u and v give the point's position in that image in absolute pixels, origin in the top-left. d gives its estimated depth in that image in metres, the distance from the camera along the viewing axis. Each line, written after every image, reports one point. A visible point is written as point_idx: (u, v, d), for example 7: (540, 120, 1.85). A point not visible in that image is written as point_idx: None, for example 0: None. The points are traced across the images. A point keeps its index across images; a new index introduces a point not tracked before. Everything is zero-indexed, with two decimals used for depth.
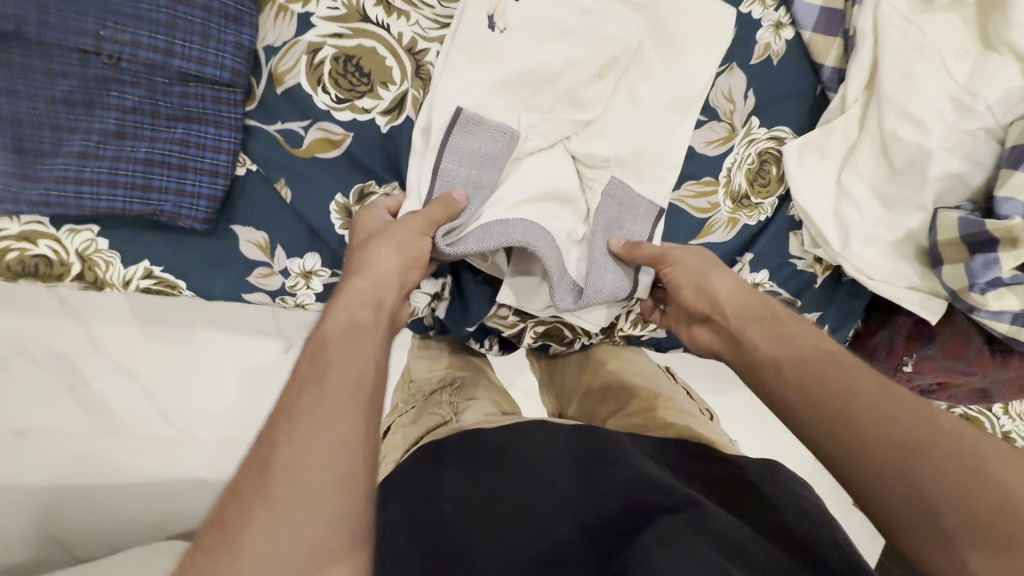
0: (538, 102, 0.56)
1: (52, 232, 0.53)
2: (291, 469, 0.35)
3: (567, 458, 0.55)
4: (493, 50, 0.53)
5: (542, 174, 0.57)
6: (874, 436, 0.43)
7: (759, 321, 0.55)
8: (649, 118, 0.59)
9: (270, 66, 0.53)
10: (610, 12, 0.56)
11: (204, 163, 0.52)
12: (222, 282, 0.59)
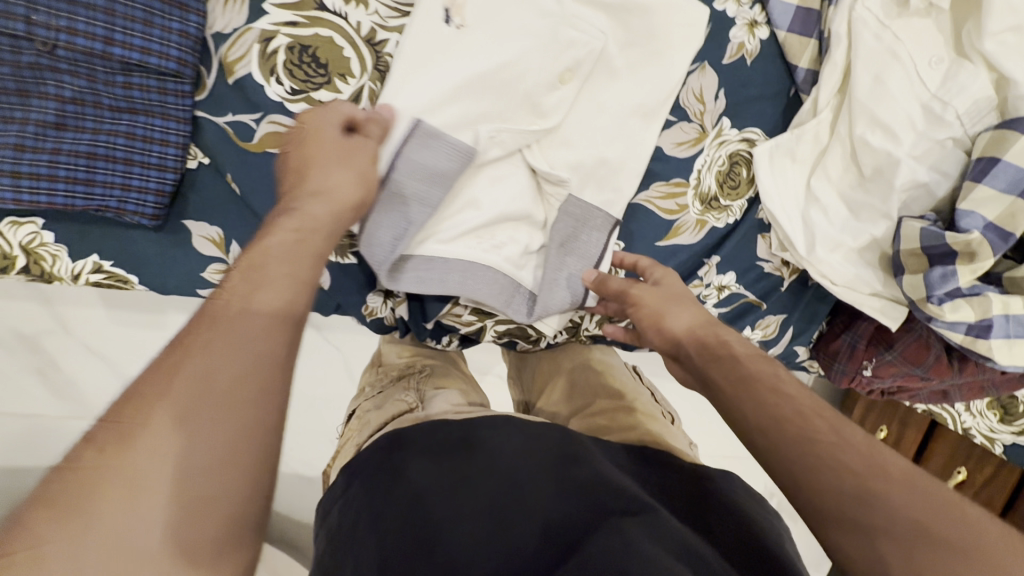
0: (499, 105, 0.54)
1: None
2: (152, 441, 0.31)
3: (539, 445, 0.48)
4: (452, 43, 0.52)
5: (496, 197, 0.57)
6: (822, 460, 0.40)
7: (710, 353, 0.52)
8: (614, 117, 0.58)
9: (218, 53, 0.50)
10: (575, 9, 0.54)
11: (151, 155, 0.50)
12: (175, 278, 0.58)
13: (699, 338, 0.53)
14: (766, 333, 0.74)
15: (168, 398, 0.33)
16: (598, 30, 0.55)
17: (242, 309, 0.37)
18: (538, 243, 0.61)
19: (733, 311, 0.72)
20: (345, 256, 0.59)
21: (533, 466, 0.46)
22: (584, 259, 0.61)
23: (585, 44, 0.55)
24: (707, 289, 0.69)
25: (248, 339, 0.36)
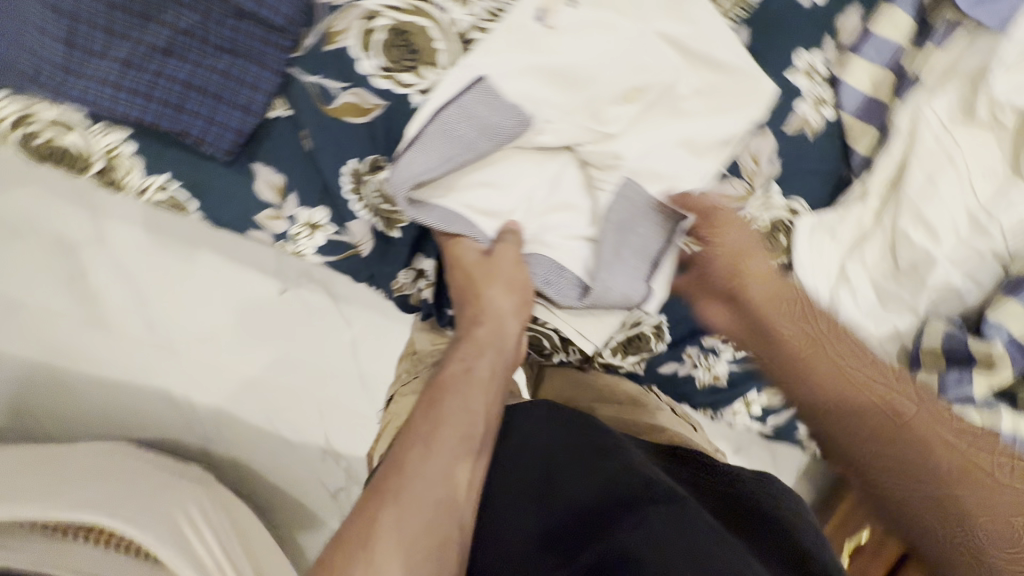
0: (566, 117, 0.57)
1: (82, 127, 0.56)
2: (427, 456, 0.47)
3: (554, 435, 0.54)
4: (538, 41, 0.55)
5: (534, 177, 0.60)
6: (915, 445, 0.55)
7: (778, 291, 0.62)
8: (669, 154, 0.60)
9: (327, 22, 0.55)
10: (657, 46, 0.57)
11: (239, 98, 0.54)
12: (230, 214, 0.61)
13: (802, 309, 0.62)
14: (771, 401, 0.75)
15: (431, 430, 0.49)
16: (672, 67, 0.57)
17: (467, 369, 0.54)
18: (589, 232, 0.61)
19: (743, 371, 0.73)
20: (392, 229, 0.61)
21: (555, 477, 0.50)
22: (643, 251, 0.60)
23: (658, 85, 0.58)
24: (723, 343, 0.72)
25: (457, 415, 0.50)
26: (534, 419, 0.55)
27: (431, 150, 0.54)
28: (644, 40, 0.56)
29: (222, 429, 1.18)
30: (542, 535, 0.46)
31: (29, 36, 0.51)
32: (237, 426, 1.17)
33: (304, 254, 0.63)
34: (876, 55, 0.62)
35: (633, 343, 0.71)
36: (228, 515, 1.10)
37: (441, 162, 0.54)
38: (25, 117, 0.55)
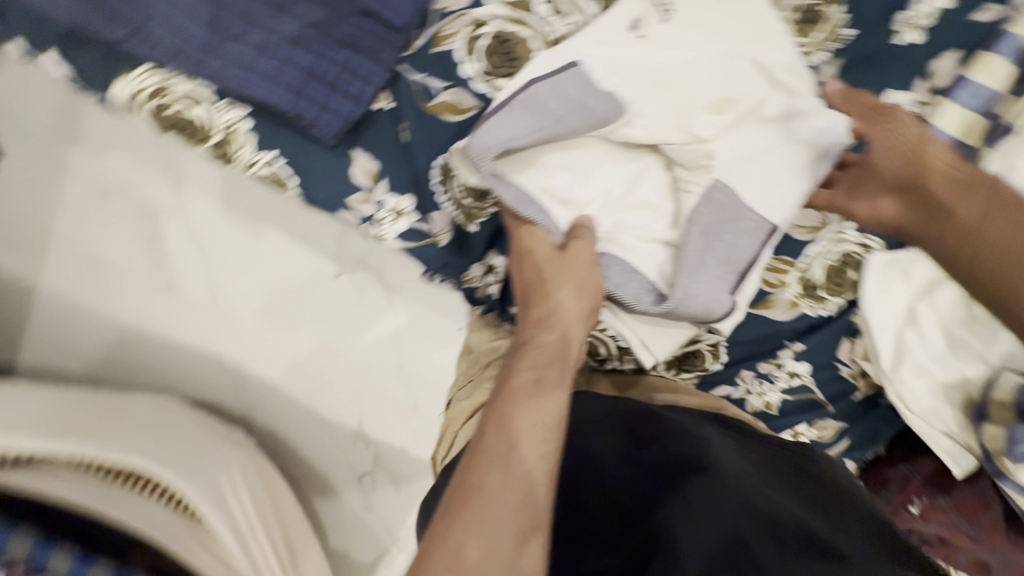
0: (653, 125, 0.58)
1: (210, 102, 0.62)
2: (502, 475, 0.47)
3: (601, 419, 0.62)
4: (632, 53, 0.57)
5: (617, 179, 0.61)
6: None
7: (950, 184, 0.57)
8: (757, 172, 0.60)
9: (437, 26, 0.59)
10: (740, 68, 0.58)
11: (351, 89, 0.59)
12: (324, 193, 0.65)
13: (988, 203, 0.56)
14: (821, 436, 0.73)
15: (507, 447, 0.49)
16: (755, 90, 0.58)
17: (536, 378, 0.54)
18: (670, 236, 0.62)
19: (796, 402, 0.73)
20: (472, 224, 0.65)
21: (610, 451, 0.59)
22: (729, 260, 0.60)
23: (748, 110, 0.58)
24: (777, 371, 0.72)
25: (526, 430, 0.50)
26: (580, 408, 0.64)
27: (521, 123, 0.55)
28: (728, 65, 0.58)
29: (266, 399, 1.25)
30: (610, 486, 0.56)
31: (177, 17, 0.56)
32: (283, 398, 1.24)
33: (384, 238, 0.67)
34: (971, 100, 0.61)
35: (689, 360, 0.73)
36: (262, 480, 1.14)
37: (531, 131, 0.56)
38: (161, 90, 0.61)
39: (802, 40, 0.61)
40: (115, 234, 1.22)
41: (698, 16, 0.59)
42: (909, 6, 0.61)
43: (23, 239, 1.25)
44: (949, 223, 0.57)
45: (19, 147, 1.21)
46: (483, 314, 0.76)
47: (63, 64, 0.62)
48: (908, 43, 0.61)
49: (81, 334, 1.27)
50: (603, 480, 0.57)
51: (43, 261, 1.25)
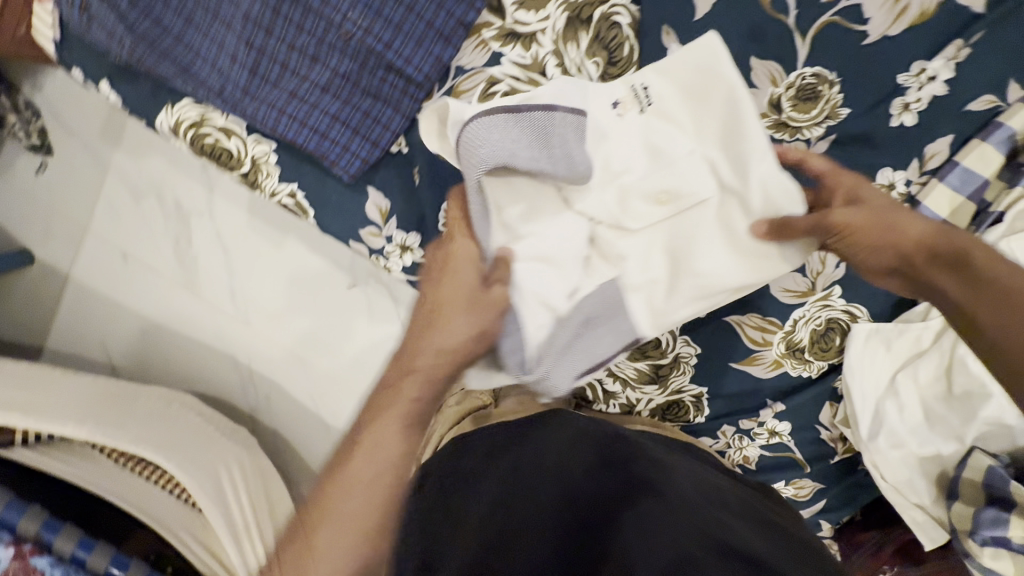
0: (599, 191, 0.59)
1: (241, 135, 0.67)
2: (346, 493, 0.51)
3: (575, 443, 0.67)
4: (611, 128, 0.58)
5: (540, 243, 0.59)
6: None
7: (939, 259, 0.52)
8: (652, 259, 0.59)
9: (454, 82, 0.64)
10: (698, 168, 0.56)
11: (371, 134, 0.63)
12: (338, 225, 0.71)
13: (978, 286, 0.52)
14: (798, 494, 0.76)
15: (355, 463, 0.52)
16: (697, 191, 0.57)
17: (402, 403, 0.54)
18: (560, 308, 0.58)
19: (773, 458, 0.75)
20: None
21: (576, 464, 0.63)
22: (592, 358, 0.58)
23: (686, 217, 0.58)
24: (759, 428, 0.74)
25: (374, 458, 0.52)
26: (559, 432, 0.69)
27: (517, 137, 0.55)
28: (687, 159, 0.57)
29: (272, 403, 1.30)
30: (569, 493, 0.59)
31: (220, 59, 0.63)
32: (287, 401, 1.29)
33: (392, 270, 0.73)
34: (961, 184, 0.63)
35: (671, 410, 0.76)
36: (261, 478, 1.19)
37: (529, 152, 0.55)
38: (199, 121, 0.67)
39: (795, 119, 0.64)
40: (144, 232, 1.28)
41: (676, 105, 0.57)
42: (905, 90, 0.62)
43: (62, 230, 1.34)
44: (950, 308, 0.54)
45: (63, 144, 1.29)
46: None
47: (113, 93, 0.68)
48: (903, 125, 0.63)
49: (109, 322, 1.36)
50: (564, 486, 0.59)
51: (78, 252, 1.34)
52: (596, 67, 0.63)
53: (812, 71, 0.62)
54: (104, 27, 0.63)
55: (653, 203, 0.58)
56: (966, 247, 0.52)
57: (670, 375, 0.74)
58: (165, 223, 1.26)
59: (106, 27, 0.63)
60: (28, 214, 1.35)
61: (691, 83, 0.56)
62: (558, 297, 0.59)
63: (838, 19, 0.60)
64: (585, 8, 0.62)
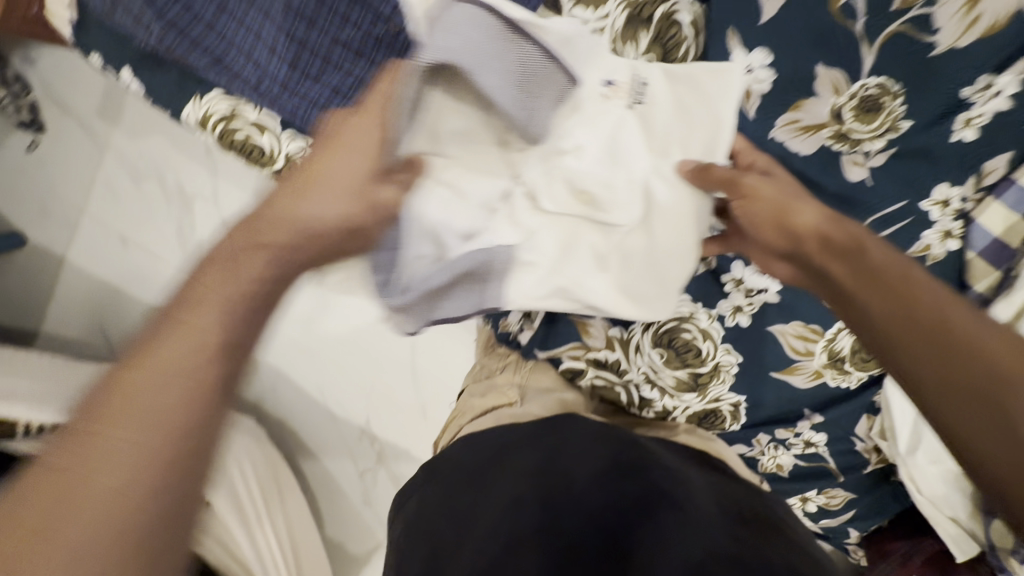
0: (541, 175, 0.63)
1: (275, 130, 0.64)
2: (162, 363, 0.39)
3: (585, 441, 0.64)
4: (602, 112, 0.61)
5: (477, 196, 0.63)
6: (989, 358, 0.44)
7: (841, 252, 0.52)
8: (546, 240, 0.64)
9: None
10: (629, 193, 0.62)
11: None
12: None
13: (878, 285, 0.50)
14: (829, 503, 0.77)
15: (189, 321, 0.41)
16: (621, 204, 0.62)
17: (246, 250, 0.46)
18: (448, 248, 0.62)
19: (806, 467, 0.76)
20: None
21: (579, 463, 0.59)
22: (454, 312, 0.64)
23: (584, 231, 0.64)
24: (794, 439, 0.74)
25: (204, 325, 0.41)
26: (569, 430, 0.66)
27: (493, 55, 0.55)
28: (626, 189, 0.62)
29: None
30: (572, 490, 0.55)
31: (259, 51, 0.60)
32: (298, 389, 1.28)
33: None
34: (1018, 203, 0.61)
35: (707, 418, 0.75)
36: (274, 474, 1.18)
37: (496, 77, 0.55)
38: (229, 114, 0.64)
39: (856, 131, 0.61)
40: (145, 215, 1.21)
41: (660, 120, 0.61)
42: (970, 104, 0.60)
43: (57, 211, 1.27)
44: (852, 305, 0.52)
45: (56, 121, 1.22)
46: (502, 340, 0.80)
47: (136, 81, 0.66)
48: (964, 140, 0.61)
49: (106, 308, 1.30)
50: (565, 484, 0.56)
51: (73, 234, 1.28)
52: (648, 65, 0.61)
53: (876, 81, 0.60)
54: (131, 11, 0.62)
55: (574, 197, 0.63)
56: (877, 252, 0.51)
57: (708, 383, 0.72)
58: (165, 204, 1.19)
59: (131, 12, 0.62)
60: (20, 195, 1.29)
61: (689, 132, 0.61)
62: (451, 241, 0.62)
63: (905, 29, 0.58)
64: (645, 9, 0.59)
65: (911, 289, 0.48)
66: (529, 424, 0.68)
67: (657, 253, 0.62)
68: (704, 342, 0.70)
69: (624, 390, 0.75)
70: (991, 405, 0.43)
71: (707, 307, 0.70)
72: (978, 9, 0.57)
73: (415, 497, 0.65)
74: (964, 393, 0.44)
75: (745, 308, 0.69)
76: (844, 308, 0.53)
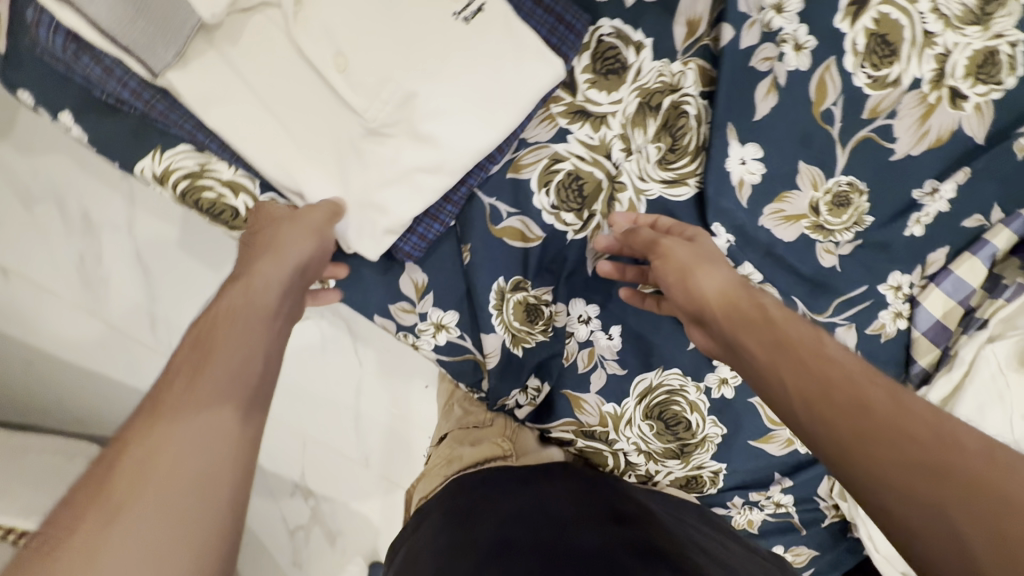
0: (374, 50, 0.49)
1: (254, 193, 0.56)
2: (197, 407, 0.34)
3: (578, 491, 0.58)
4: (462, 26, 0.51)
5: (264, 70, 0.49)
6: (858, 399, 0.37)
7: (752, 327, 0.45)
8: (273, 69, 0.49)
9: (516, 154, 0.60)
10: (434, 101, 0.50)
11: (441, 214, 0.59)
12: (363, 297, 0.62)
13: (791, 353, 0.42)
14: (795, 560, 0.77)
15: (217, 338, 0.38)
16: (420, 116, 0.50)
17: None
18: None
19: (776, 524, 0.74)
20: (516, 346, 0.65)
21: (572, 512, 0.53)
22: None
23: (333, 119, 0.51)
24: (765, 500, 0.73)
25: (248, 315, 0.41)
26: (563, 480, 0.61)
27: None
28: (443, 85, 0.50)
29: None
30: (561, 538, 0.48)
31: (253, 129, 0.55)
32: None
33: (419, 350, 0.65)
34: (953, 290, 0.70)
35: (689, 482, 0.71)
36: None
37: None
38: (198, 171, 0.55)
39: (830, 223, 0.67)
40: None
41: (503, 44, 0.52)
42: (921, 204, 0.68)
43: None
44: (761, 379, 0.43)
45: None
46: (492, 406, 0.70)
47: (78, 126, 0.54)
48: (913, 235, 0.69)
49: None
50: (557, 534, 0.49)
51: None
52: (657, 151, 0.62)
53: (848, 180, 0.66)
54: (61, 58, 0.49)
55: (328, 56, 0.48)
56: (792, 329, 0.44)
57: (693, 451, 0.69)
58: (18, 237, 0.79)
59: (102, 60, 0.50)
60: None
61: (497, 87, 0.52)
62: None
63: (873, 136, 0.65)
64: (655, 96, 0.61)
65: (816, 354, 0.41)
66: (530, 474, 0.61)
67: (385, 184, 0.52)
68: (692, 415, 0.68)
69: (612, 455, 0.69)
70: (947, 495, 0.31)
71: (696, 380, 0.67)
72: (929, 124, 0.65)
73: (402, 549, 0.55)
74: (909, 468, 0.33)
75: (730, 380, 0.68)
76: (747, 371, 0.45)
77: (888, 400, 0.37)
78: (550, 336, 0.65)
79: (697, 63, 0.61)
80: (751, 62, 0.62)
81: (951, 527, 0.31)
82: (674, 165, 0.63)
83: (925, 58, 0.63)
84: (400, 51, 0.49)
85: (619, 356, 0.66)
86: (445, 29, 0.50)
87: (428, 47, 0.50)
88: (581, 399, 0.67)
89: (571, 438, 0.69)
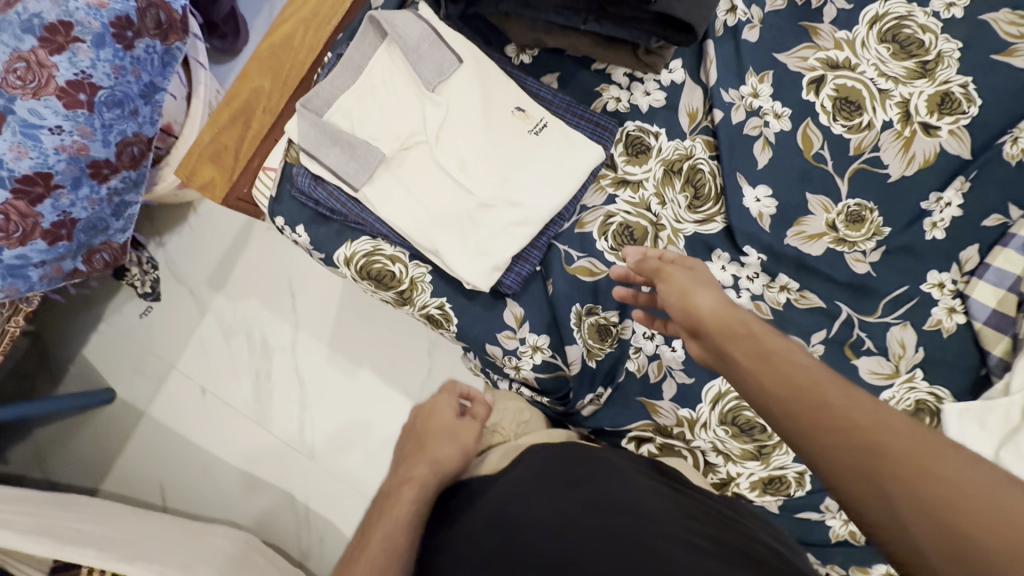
0: (482, 159, 0.79)
1: (406, 260, 0.83)
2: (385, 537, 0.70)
3: (553, 476, 0.62)
4: (533, 137, 0.80)
5: (415, 178, 0.80)
6: (838, 415, 0.42)
7: (740, 341, 0.50)
8: (421, 177, 0.80)
9: (579, 216, 0.84)
10: (523, 181, 0.78)
11: (530, 256, 0.82)
12: (479, 330, 0.83)
13: (774, 366, 0.47)
14: None
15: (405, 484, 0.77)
16: (513, 191, 0.78)
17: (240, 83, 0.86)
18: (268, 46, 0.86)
19: None
20: (592, 360, 0.81)
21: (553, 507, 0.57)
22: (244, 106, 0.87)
23: (457, 200, 0.79)
24: None
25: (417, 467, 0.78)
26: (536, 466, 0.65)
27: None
28: (527, 173, 0.78)
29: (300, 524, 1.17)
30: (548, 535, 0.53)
31: None
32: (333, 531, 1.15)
33: (520, 369, 0.83)
34: (998, 280, 0.76)
35: (773, 484, 0.75)
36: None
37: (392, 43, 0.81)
38: (372, 250, 0.83)
39: (850, 235, 0.80)
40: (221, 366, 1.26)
41: (558, 143, 0.80)
42: (931, 212, 0.80)
43: (147, 369, 1.30)
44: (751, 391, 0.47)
45: (171, 292, 1.32)
46: (580, 419, 0.83)
47: (305, 233, 0.85)
48: (936, 238, 0.80)
49: (176, 454, 1.25)
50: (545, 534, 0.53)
51: (157, 390, 1.28)
52: (686, 199, 0.83)
53: (856, 202, 0.81)
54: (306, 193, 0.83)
55: (455, 165, 0.79)
56: (769, 340, 0.49)
57: (772, 453, 0.75)
58: (250, 360, 1.25)
59: (328, 188, 0.82)
60: (102, 353, 1.33)
61: (562, 167, 0.79)
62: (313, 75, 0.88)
63: (865, 166, 0.82)
64: (675, 163, 0.84)
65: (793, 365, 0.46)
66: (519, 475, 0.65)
67: (492, 236, 0.77)
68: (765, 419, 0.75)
69: (689, 456, 0.77)
70: (908, 497, 0.38)
71: None
72: (912, 150, 0.81)
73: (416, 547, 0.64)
74: (877, 477, 0.39)
75: None
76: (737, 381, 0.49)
77: (858, 414, 0.42)
78: (620, 347, 0.81)
79: (703, 138, 0.85)
80: (744, 131, 0.83)
81: (897, 526, 0.38)
82: (702, 207, 0.83)
83: (888, 106, 0.82)
84: (500, 157, 0.79)
85: (684, 365, 0.78)
86: (524, 141, 0.80)
87: (514, 152, 0.79)
88: (656, 404, 0.79)
89: (647, 441, 0.79)
